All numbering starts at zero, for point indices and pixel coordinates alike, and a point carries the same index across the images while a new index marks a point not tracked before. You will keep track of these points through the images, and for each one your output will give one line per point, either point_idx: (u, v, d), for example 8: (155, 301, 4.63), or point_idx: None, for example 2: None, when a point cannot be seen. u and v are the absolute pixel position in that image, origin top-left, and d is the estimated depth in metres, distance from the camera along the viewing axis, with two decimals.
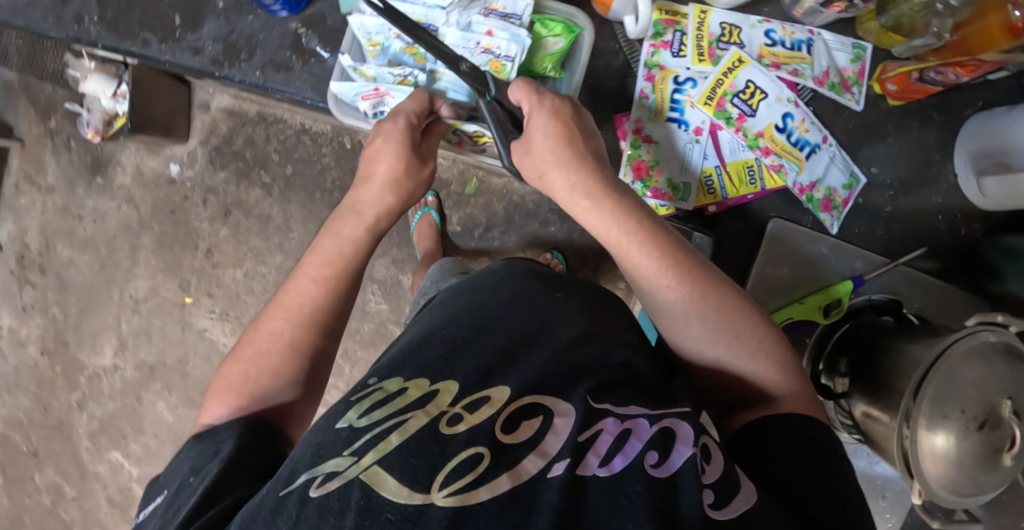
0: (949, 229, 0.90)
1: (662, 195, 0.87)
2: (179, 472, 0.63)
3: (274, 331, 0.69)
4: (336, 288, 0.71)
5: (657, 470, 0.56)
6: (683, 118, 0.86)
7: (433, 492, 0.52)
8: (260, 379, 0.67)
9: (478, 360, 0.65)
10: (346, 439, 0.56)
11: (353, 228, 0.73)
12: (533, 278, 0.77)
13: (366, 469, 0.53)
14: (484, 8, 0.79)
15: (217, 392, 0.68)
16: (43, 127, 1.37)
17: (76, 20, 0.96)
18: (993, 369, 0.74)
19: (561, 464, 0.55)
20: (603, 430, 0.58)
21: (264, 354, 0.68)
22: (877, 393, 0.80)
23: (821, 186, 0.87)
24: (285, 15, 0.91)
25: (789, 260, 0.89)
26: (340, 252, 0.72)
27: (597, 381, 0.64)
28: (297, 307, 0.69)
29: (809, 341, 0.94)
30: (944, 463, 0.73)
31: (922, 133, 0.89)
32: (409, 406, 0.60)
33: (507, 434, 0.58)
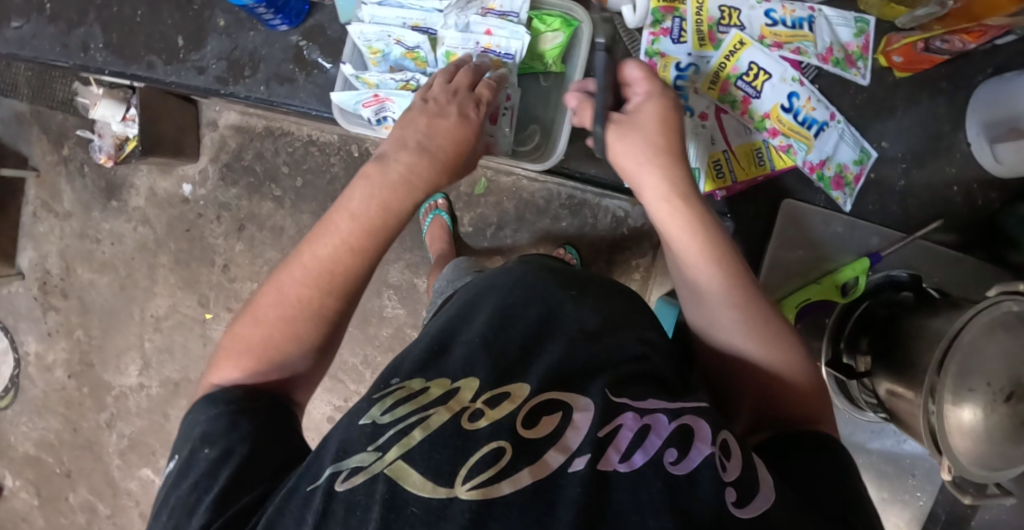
0: (965, 200, 0.89)
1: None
2: (192, 438, 0.61)
3: (285, 290, 0.65)
4: (360, 253, 0.66)
5: (676, 468, 0.56)
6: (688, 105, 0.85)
7: (457, 485, 0.53)
8: (275, 341, 0.64)
9: (496, 359, 0.65)
10: (369, 435, 0.57)
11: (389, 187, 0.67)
12: (552, 276, 0.76)
13: (391, 464, 0.54)
14: (481, 8, 0.78)
15: (228, 351, 0.65)
16: (57, 154, 1.38)
17: (82, 48, 0.97)
18: (1018, 340, 0.73)
19: (582, 459, 0.55)
20: (623, 425, 0.59)
21: (279, 317, 0.64)
22: (900, 370, 0.79)
23: (831, 163, 0.86)
24: (285, 29, 0.92)
25: (804, 242, 0.88)
26: (369, 212, 0.66)
27: (613, 377, 0.64)
28: (326, 273, 0.65)
29: (826, 323, 0.91)
30: (972, 437, 0.73)
31: (932, 105, 0.88)
32: (432, 403, 0.60)
33: (529, 429, 0.58)
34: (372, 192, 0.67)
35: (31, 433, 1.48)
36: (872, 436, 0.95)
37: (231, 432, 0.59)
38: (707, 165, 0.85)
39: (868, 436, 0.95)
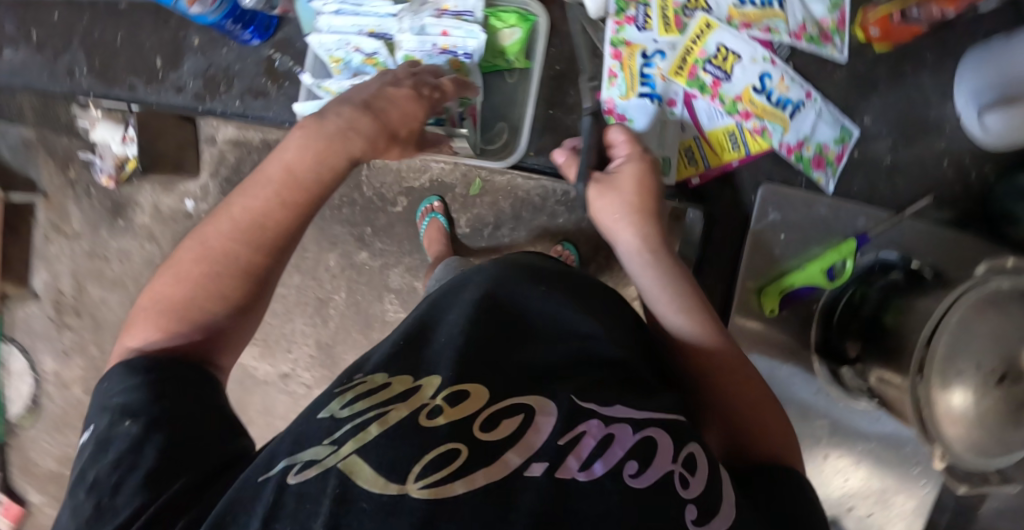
0: (957, 176, 0.85)
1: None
2: (111, 407, 0.55)
3: (205, 242, 0.62)
4: (281, 201, 0.63)
5: (636, 481, 0.52)
6: (656, 93, 0.83)
7: (410, 482, 0.49)
8: (194, 295, 0.61)
9: (457, 354, 0.60)
10: (326, 429, 0.54)
11: (323, 140, 0.65)
12: (522, 271, 0.71)
13: (344, 459, 0.51)
14: (436, 10, 0.79)
15: (145, 311, 0.61)
16: (64, 177, 1.39)
17: (68, 73, 1.00)
18: (1008, 317, 0.69)
19: (540, 465, 0.52)
20: (585, 432, 0.55)
21: (193, 274, 0.61)
22: (889, 356, 0.76)
23: (810, 143, 0.84)
24: (257, 43, 0.93)
25: (786, 225, 0.85)
26: (301, 161, 0.64)
27: (575, 386, 0.60)
28: (255, 226, 0.62)
29: (815, 308, 0.87)
30: (964, 423, 0.70)
31: (917, 78, 0.84)
32: (392, 399, 0.56)
33: (488, 431, 0.55)
34: (304, 143, 0.65)
35: (55, 449, 1.53)
36: (870, 422, 0.89)
37: (155, 403, 0.55)
38: (676, 154, 0.84)
39: (866, 423, 0.89)
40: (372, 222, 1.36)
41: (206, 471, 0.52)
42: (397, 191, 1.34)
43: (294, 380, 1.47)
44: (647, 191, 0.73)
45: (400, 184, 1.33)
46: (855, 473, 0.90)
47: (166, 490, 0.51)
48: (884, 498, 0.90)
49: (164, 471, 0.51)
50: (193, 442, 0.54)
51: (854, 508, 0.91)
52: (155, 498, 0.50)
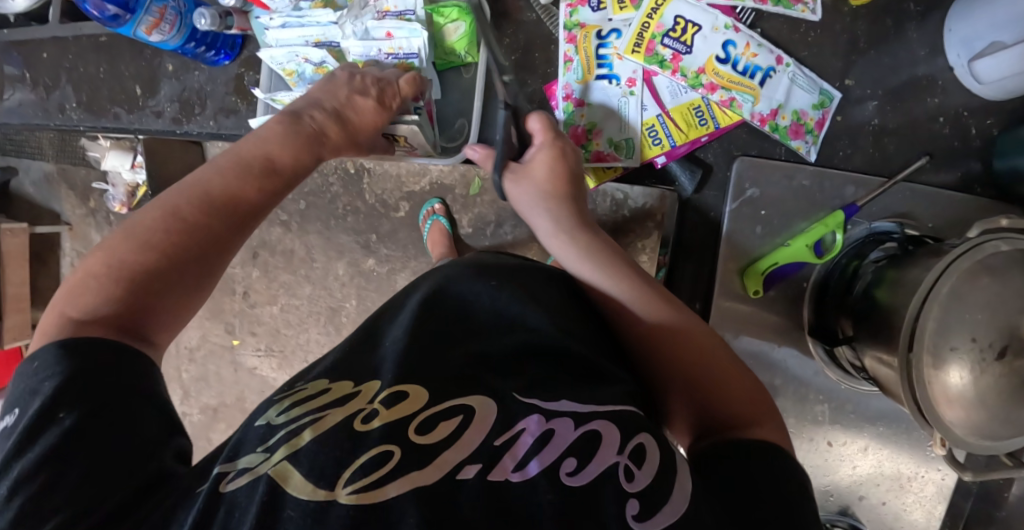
0: (956, 132, 0.78)
1: (605, 158, 0.82)
2: (35, 395, 0.49)
3: (158, 206, 0.62)
4: (246, 179, 0.66)
5: (572, 480, 0.49)
6: (615, 73, 0.81)
7: (338, 488, 0.46)
8: (140, 261, 0.58)
9: (397, 352, 0.58)
10: (260, 436, 0.51)
11: (301, 133, 0.72)
12: (471, 268, 0.69)
13: (276, 464, 0.48)
14: (377, 13, 0.82)
15: (81, 281, 0.57)
16: (85, 207, 1.45)
17: (60, 108, 1.05)
18: (1010, 284, 0.62)
19: (472, 467, 0.49)
20: (524, 431, 0.52)
21: (152, 236, 0.59)
22: (879, 334, 0.70)
23: (785, 111, 0.79)
24: (226, 63, 0.95)
25: (767, 200, 0.80)
26: (277, 147, 0.69)
27: (522, 381, 0.57)
28: (219, 198, 0.63)
29: (807, 285, 0.82)
30: (963, 405, 0.62)
31: (901, 31, 0.78)
32: (329, 404, 0.53)
33: (423, 434, 0.51)
34: (283, 136, 0.71)
35: None
36: (874, 401, 0.83)
37: (87, 398, 0.49)
38: (639, 135, 0.81)
39: (869, 404, 0.84)
40: (377, 229, 1.32)
41: (143, 480, 0.48)
42: (398, 196, 1.30)
43: None
44: (563, 175, 0.77)
45: (400, 189, 1.29)
46: (864, 459, 0.84)
47: (99, 500, 0.46)
48: (899, 485, 0.84)
49: (94, 484, 0.47)
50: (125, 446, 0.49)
51: (866, 498, 0.85)
52: (80, 516, 0.46)
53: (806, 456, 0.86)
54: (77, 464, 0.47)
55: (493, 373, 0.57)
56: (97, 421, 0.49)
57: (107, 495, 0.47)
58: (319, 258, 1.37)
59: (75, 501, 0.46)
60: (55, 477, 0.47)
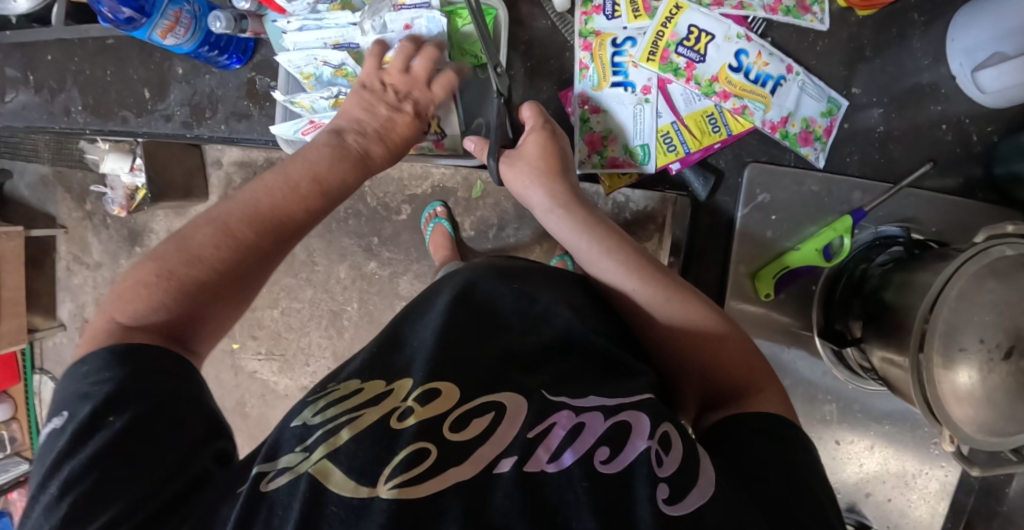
0: (957, 138, 0.81)
1: (620, 165, 0.84)
2: (88, 398, 0.51)
3: (213, 216, 0.63)
4: (298, 201, 0.67)
5: (607, 467, 0.50)
6: (629, 81, 0.83)
7: (381, 485, 0.48)
8: (192, 273, 0.60)
9: (427, 348, 0.59)
10: (298, 436, 0.52)
11: (347, 156, 0.72)
12: (491, 268, 0.70)
13: (316, 463, 0.49)
14: (393, 5, 0.82)
15: (130, 286, 0.59)
16: (81, 210, 1.43)
17: (65, 112, 1.04)
18: (1016, 286, 0.63)
19: (508, 460, 0.50)
20: (555, 424, 0.53)
21: (203, 249, 0.61)
22: (890, 335, 0.71)
23: (795, 119, 0.82)
24: (237, 67, 0.95)
25: (776, 206, 0.82)
26: (327, 169, 0.70)
27: (551, 377, 0.59)
28: (260, 207, 0.65)
29: (816, 288, 0.85)
30: (971, 403, 0.64)
31: (905, 40, 0.81)
32: (365, 404, 0.54)
33: (457, 433, 0.52)
34: (330, 155, 0.71)
35: None
36: (880, 401, 0.86)
37: (138, 403, 0.51)
38: (655, 141, 0.83)
39: (875, 403, 0.86)
40: (379, 232, 1.32)
41: (183, 483, 0.50)
42: (400, 199, 1.30)
43: None
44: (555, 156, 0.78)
45: (403, 192, 1.29)
46: (870, 457, 0.88)
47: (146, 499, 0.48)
48: (903, 481, 0.87)
49: (142, 485, 0.48)
50: (172, 450, 0.50)
51: (872, 495, 0.88)
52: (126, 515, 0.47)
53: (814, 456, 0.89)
54: (127, 466, 0.49)
55: (519, 370, 0.59)
56: (146, 426, 0.50)
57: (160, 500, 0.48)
58: (320, 261, 1.36)
59: (122, 503, 0.47)
60: (106, 480, 0.48)
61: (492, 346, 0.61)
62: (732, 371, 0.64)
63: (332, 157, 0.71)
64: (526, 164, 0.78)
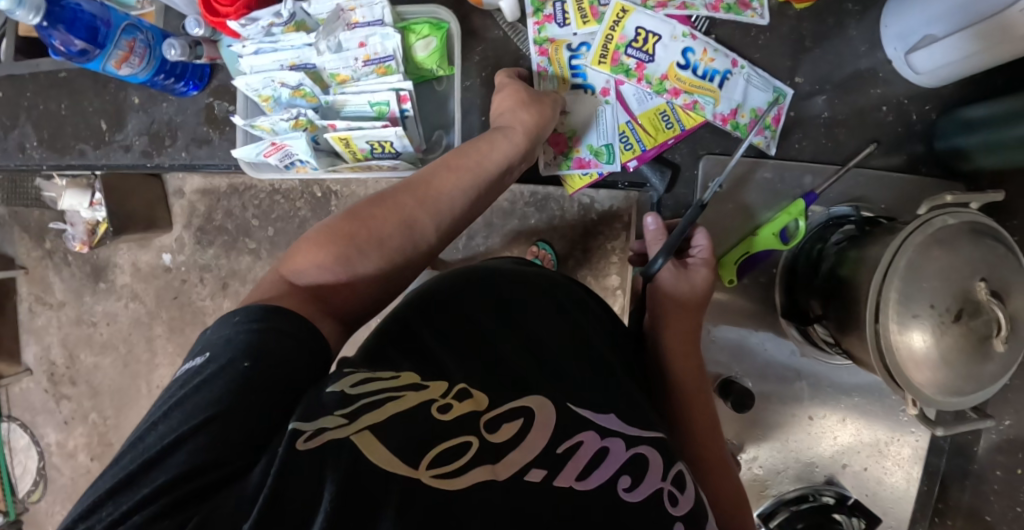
0: (898, 118, 0.85)
1: (587, 166, 0.88)
2: (230, 343, 0.53)
3: (400, 203, 0.69)
4: (472, 186, 0.74)
5: (630, 495, 0.52)
6: (587, 83, 0.87)
7: (422, 468, 0.47)
8: (368, 266, 0.65)
9: (468, 368, 0.59)
10: (339, 401, 0.49)
11: (505, 142, 0.78)
12: (554, 317, 0.69)
13: (359, 432, 0.47)
14: (347, 25, 0.83)
15: (310, 244, 0.64)
16: (40, 249, 1.40)
17: (20, 148, 1.03)
18: (958, 253, 0.67)
19: (539, 471, 0.51)
20: (583, 443, 0.55)
21: (384, 235, 0.66)
22: (849, 311, 0.75)
23: (744, 110, 0.85)
24: (195, 93, 0.95)
25: (733, 193, 0.87)
26: (489, 159, 0.76)
27: (577, 389, 0.60)
28: (434, 194, 0.71)
29: (776, 270, 0.89)
30: (928, 366, 0.67)
31: (840, 30, 0.85)
32: (402, 387, 0.53)
33: (493, 433, 0.52)
34: (468, 156, 0.75)
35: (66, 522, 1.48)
36: (848, 375, 0.90)
37: (274, 363, 0.52)
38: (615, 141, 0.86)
39: (844, 377, 0.90)
40: None
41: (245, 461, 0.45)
42: None
43: None
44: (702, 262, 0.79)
45: None
46: (844, 429, 0.91)
47: (200, 471, 0.44)
48: (878, 450, 0.90)
49: (229, 439, 0.46)
50: (276, 418, 0.49)
51: (849, 465, 0.91)
52: (182, 479, 0.43)
53: (792, 431, 0.91)
54: (230, 419, 0.47)
55: (551, 383, 0.60)
56: (257, 393, 0.49)
57: (229, 457, 0.45)
58: None
59: (212, 458, 0.45)
60: (200, 422, 0.47)
61: (516, 346, 0.64)
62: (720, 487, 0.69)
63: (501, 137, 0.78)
64: (686, 295, 0.78)
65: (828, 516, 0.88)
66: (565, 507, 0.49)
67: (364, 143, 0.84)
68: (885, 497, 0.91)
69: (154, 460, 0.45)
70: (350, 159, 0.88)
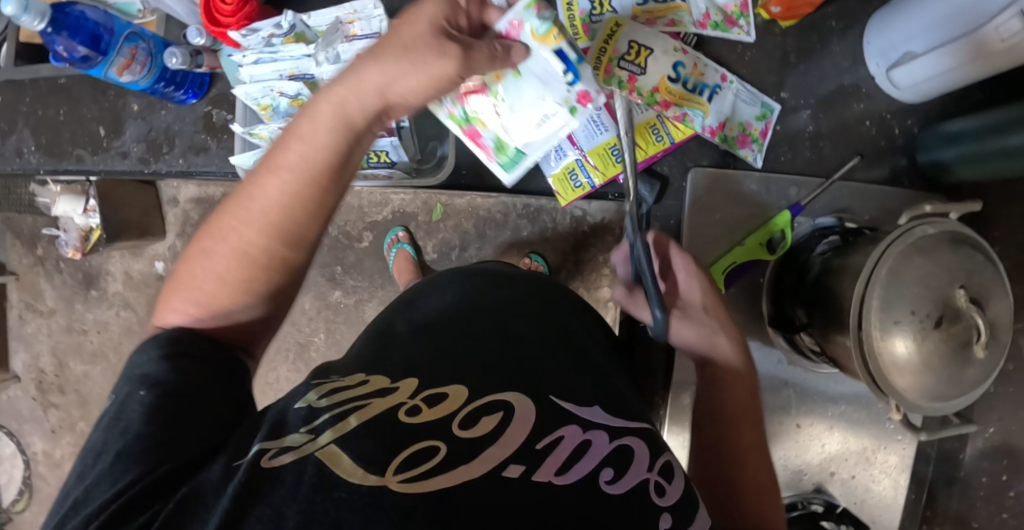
0: (882, 132, 0.88)
1: (477, 132, 0.83)
2: (130, 375, 0.58)
3: (224, 230, 0.63)
4: (301, 184, 0.62)
5: (612, 488, 0.52)
6: (577, 54, 0.64)
7: (389, 474, 0.49)
8: (226, 301, 0.63)
9: (459, 369, 0.61)
10: (303, 418, 0.53)
11: (330, 116, 0.62)
12: (530, 321, 0.69)
13: (323, 448, 0.50)
14: (345, 36, 0.84)
15: (174, 291, 0.64)
16: (33, 256, 1.40)
17: (17, 153, 1.05)
18: (937, 260, 0.69)
19: (517, 467, 0.51)
20: (564, 437, 0.55)
21: (223, 271, 0.63)
22: (833, 317, 0.77)
23: (733, 123, 0.87)
24: (193, 101, 0.96)
25: (720, 205, 0.89)
26: (311, 146, 0.61)
27: (563, 384, 0.61)
28: (261, 211, 0.62)
29: (763, 281, 0.91)
30: (911, 371, 0.69)
31: (825, 46, 0.88)
32: (371, 394, 0.56)
33: (467, 429, 0.54)
34: (301, 146, 0.62)
35: None
36: (834, 383, 0.92)
37: (173, 382, 0.57)
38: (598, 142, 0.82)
39: (831, 386, 0.92)
40: (342, 261, 1.33)
41: (172, 472, 0.52)
42: (362, 226, 1.31)
43: None
44: (696, 303, 0.74)
45: (363, 219, 1.31)
46: (831, 437, 0.92)
47: (132, 486, 0.50)
48: (865, 458, 0.92)
49: (153, 456, 0.52)
50: (198, 423, 0.56)
51: (837, 473, 0.92)
52: (122, 493, 0.50)
53: (780, 440, 0.93)
54: (148, 441, 0.53)
55: (529, 382, 0.60)
56: (169, 410, 0.55)
57: (171, 459, 0.52)
58: None
59: (136, 478, 0.51)
60: (129, 442, 0.53)
61: (509, 346, 0.64)
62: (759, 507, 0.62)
63: (325, 112, 0.62)
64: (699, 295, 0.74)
65: (815, 521, 0.88)
66: (544, 503, 0.49)
67: None
68: (872, 504, 0.92)
69: (102, 478, 0.51)
70: None
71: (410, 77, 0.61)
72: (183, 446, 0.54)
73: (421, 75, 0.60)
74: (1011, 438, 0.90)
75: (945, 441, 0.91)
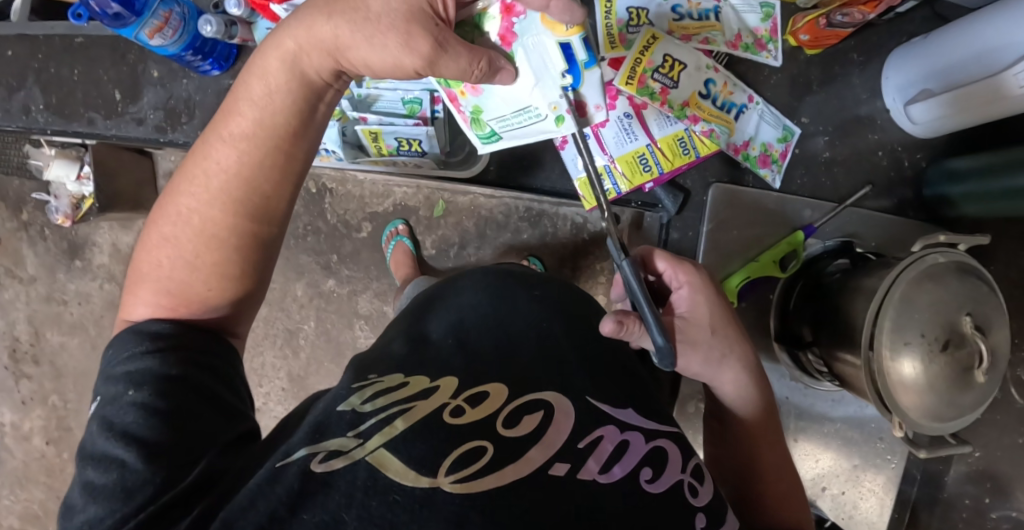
0: (892, 163, 0.92)
1: (456, 98, 0.73)
2: (113, 378, 0.58)
3: (183, 214, 0.62)
4: (255, 153, 0.61)
5: (652, 486, 0.54)
6: (575, 63, 0.65)
7: (441, 475, 0.50)
8: (201, 288, 0.62)
9: (500, 366, 0.62)
10: (349, 421, 0.55)
11: (280, 80, 0.62)
12: (518, 318, 0.69)
13: (373, 452, 0.52)
14: None
15: (139, 286, 0.63)
16: (16, 220, 1.34)
17: (23, 111, 1.02)
18: (947, 288, 0.73)
19: (562, 465, 0.53)
20: (603, 437, 0.56)
21: (191, 257, 0.62)
22: (842, 338, 0.81)
23: (755, 143, 0.91)
24: (216, 73, 0.95)
25: (738, 223, 0.92)
26: (264, 109, 0.62)
27: (594, 383, 0.63)
28: (217, 185, 0.61)
29: (773, 297, 0.94)
30: (916, 391, 0.72)
31: (846, 77, 0.91)
32: (413, 396, 0.57)
33: (509, 429, 0.55)
34: (255, 115, 0.62)
35: (15, 504, 1.43)
36: (830, 405, 0.95)
37: (161, 376, 0.57)
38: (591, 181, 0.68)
39: (829, 405, 0.95)
40: (338, 250, 1.30)
41: (195, 477, 0.53)
42: (361, 216, 1.28)
43: (267, 415, 1.41)
44: (704, 323, 0.70)
45: (363, 210, 1.28)
46: (824, 454, 0.96)
47: (166, 488, 0.52)
48: (854, 476, 0.96)
49: (172, 458, 0.53)
50: (199, 416, 0.56)
51: (827, 489, 0.96)
52: (156, 495, 0.52)
53: None
54: (164, 441, 0.54)
55: (540, 378, 0.61)
56: (171, 408, 0.55)
57: (186, 460, 0.54)
58: (276, 278, 1.34)
59: (160, 479, 0.52)
60: (134, 446, 0.53)
61: (521, 345, 0.65)
62: (782, 513, 0.69)
63: (274, 70, 0.62)
64: (708, 308, 0.71)
65: None
66: (590, 503, 0.51)
67: (392, 139, 0.90)
68: (859, 520, 0.96)
69: (114, 489, 0.52)
70: (374, 154, 0.93)
71: (368, 42, 0.60)
72: (192, 444, 0.55)
73: (383, 47, 0.60)
74: (991, 464, 0.95)
75: (930, 464, 0.96)
